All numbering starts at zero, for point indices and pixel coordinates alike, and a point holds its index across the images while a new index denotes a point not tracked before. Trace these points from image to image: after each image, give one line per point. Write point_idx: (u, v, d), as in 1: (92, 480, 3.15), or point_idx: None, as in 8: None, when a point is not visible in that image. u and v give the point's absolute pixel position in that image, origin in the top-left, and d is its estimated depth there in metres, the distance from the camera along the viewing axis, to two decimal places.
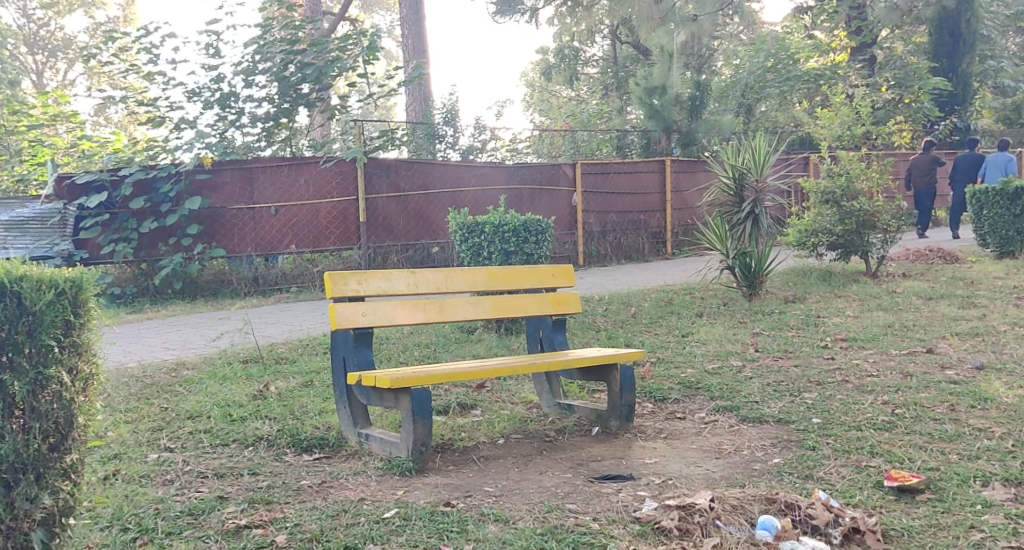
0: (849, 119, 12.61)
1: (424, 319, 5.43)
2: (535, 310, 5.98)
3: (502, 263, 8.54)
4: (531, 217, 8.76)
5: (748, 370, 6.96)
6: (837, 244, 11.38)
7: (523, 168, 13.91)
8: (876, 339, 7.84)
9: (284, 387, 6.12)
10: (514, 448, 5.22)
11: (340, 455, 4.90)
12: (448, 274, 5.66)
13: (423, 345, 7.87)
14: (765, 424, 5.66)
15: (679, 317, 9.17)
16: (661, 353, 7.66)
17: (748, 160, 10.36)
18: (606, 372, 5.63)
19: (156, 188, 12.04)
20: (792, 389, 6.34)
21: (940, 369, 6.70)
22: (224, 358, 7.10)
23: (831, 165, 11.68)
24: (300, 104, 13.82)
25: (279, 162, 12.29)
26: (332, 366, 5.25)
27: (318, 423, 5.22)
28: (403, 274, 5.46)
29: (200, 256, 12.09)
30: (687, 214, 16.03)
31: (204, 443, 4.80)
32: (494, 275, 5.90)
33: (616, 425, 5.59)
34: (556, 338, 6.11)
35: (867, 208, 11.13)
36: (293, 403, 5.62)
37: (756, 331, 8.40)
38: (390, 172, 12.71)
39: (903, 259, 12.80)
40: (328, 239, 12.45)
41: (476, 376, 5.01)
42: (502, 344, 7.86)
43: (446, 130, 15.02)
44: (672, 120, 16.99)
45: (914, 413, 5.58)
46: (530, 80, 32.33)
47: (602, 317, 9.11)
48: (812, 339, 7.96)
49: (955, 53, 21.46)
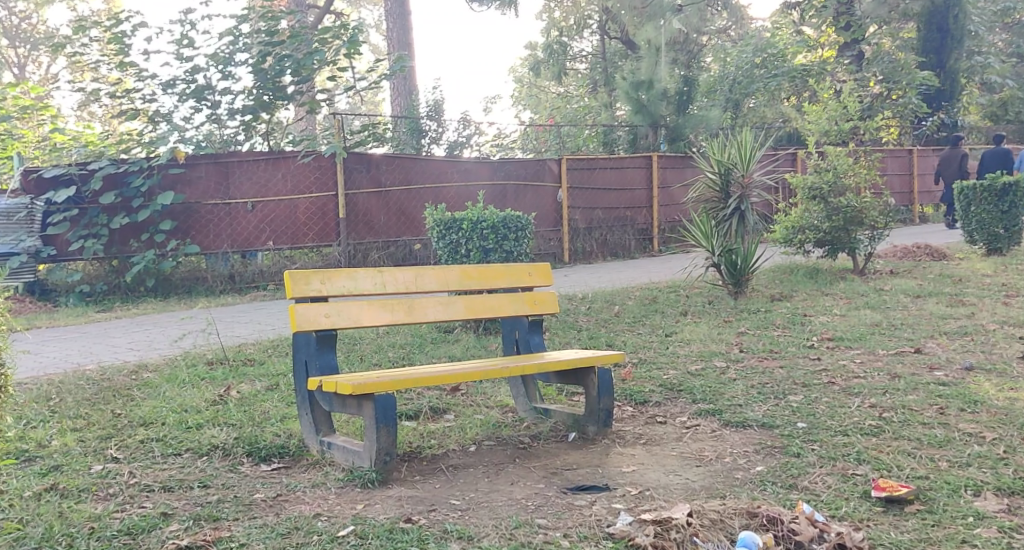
0: (837, 114, 12.41)
1: (391, 320, 5.18)
2: (510, 309, 5.73)
3: (481, 261, 8.28)
4: (510, 213, 8.51)
5: (732, 371, 6.74)
6: (824, 241, 11.16)
7: (507, 164, 13.66)
8: (863, 338, 7.63)
9: (246, 391, 5.89)
10: (485, 456, 4.98)
11: (300, 464, 4.67)
12: (417, 274, 5.42)
13: (397, 345, 7.61)
14: (748, 428, 5.42)
15: (662, 316, 8.96)
16: (643, 354, 7.42)
17: (734, 155, 10.10)
18: (583, 375, 5.39)
19: (126, 182, 11.72)
20: (777, 392, 6.12)
21: (929, 371, 6.48)
22: (188, 360, 6.87)
23: (819, 160, 11.48)
24: (279, 97, 13.51)
25: (255, 157, 12.01)
26: (294, 370, 5.00)
27: (279, 431, 5.00)
28: (370, 273, 5.21)
29: (173, 252, 11.80)
30: (673, 210, 15.85)
31: (155, 453, 4.60)
32: (468, 274, 5.65)
33: (593, 431, 5.34)
34: (532, 340, 5.86)
35: (855, 204, 10.94)
36: (254, 410, 5.42)
37: (740, 331, 8.18)
38: (369, 167, 12.42)
39: (891, 255, 12.60)
40: (306, 236, 12.16)
41: (445, 381, 4.76)
42: (479, 345, 7.62)
43: (429, 125, 14.74)
44: (659, 116, 16.79)
45: (903, 417, 5.34)
46: (518, 75, 32.01)
47: (584, 316, 8.88)
48: (798, 339, 7.74)
49: (943, 49, 21.26)
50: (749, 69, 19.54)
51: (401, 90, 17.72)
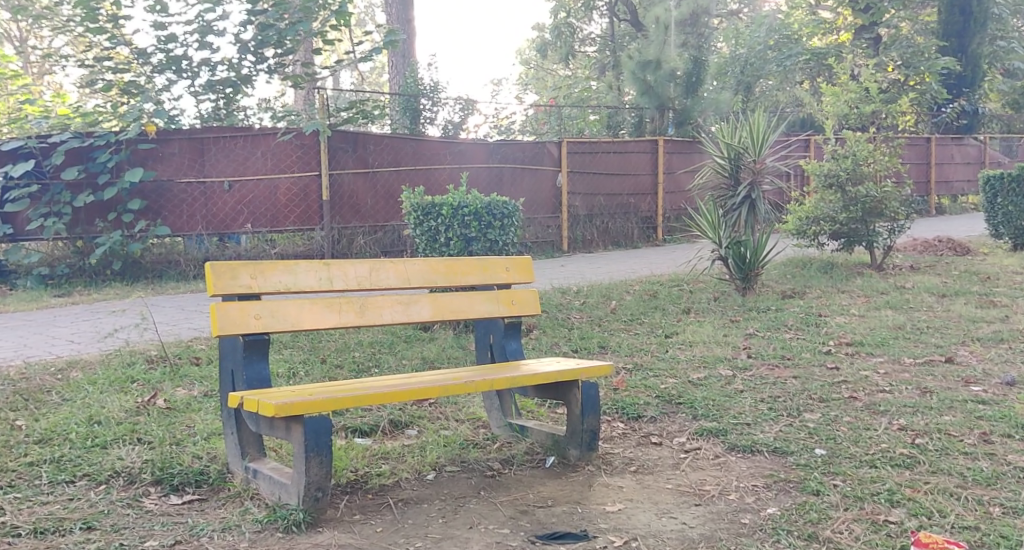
0: (856, 96, 11.45)
1: (338, 322, 4.42)
2: (483, 309, 4.94)
3: (462, 251, 7.47)
4: (495, 199, 7.72)
5: (739, 381, 5.93)
6: (840, 233, 10.33)
7: (504, 146, 12.90)
8: (886, 343, 6.82)
9: (179, 400, 5.15)
10: (446, 486, 4.21)
11: (217, 497, 3.92)
12: (374, 268, 4.63)
13: (366, 344, 6.82)
14: (757, 455, 4.62)
15: (663, 314, 8.16)
16: (638, 359, 6.60)
17: (744, 137, 9.24)
18: (564, 389, 4.59)
19: (93, 157, 10.93)
20: (790, 408, 5.30)
21: (964, 385, 5.65)
22: (124, 360, 6.11)
23: (836, 146, 10.60)
24: (261, 69, 12.68)
25: (232, 134, 11.21)
26: (220, 382, 4.26)
27: (200, 453, 4.26)
28: (314, 267, 4.43)
29: (142, 234, 11.02)
30: (678, 197, 15.01)
31: (42, 480, 3.89)
32: (436, 268, 4.86)
33: (576, 455, 4.56)
34: (508, 346, 5.06)
35: (875, 193, 10.07)
36: (181, 423, 4.67)
37: (749, 332, 7.37)
38: (356, 147, 11.59)
39: (910, 249, 11.73)
40: (287, 219, 11.37)
41: (395, 399, 3.98)
42: (456, 345, 6.81)
43: (427, 105, 13.89)
44: (666, 97, 15.96)
45: (940, 445, 4.51)
46: (526, 56, 30.83)
47: (577, 313, 8.06)
48: (812, 343, 6.92)
49: (965, 32, 20.03)
50: (762, 50, 18.49)
51: (399, 65, 16.67)
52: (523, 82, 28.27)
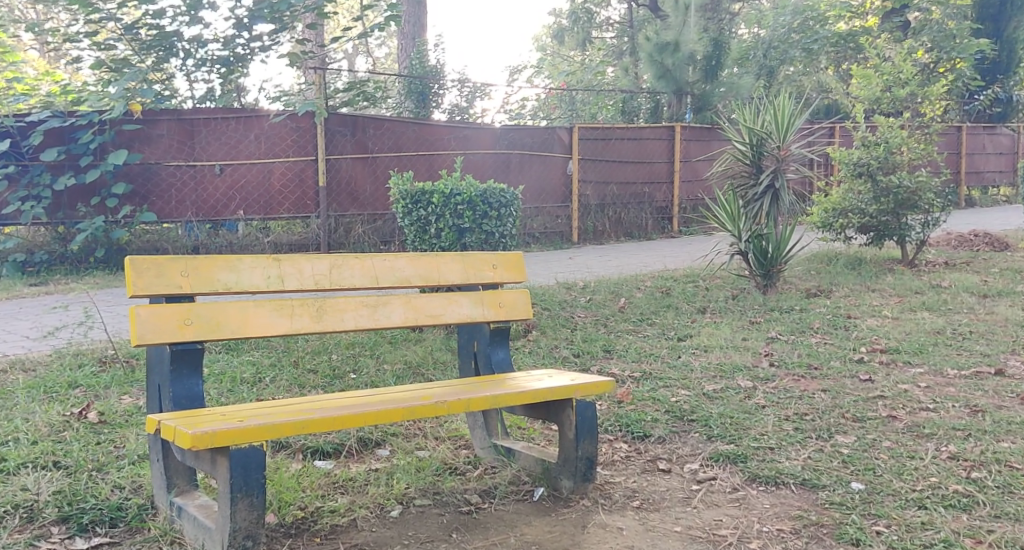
0: (889, 78, 10.59)
1: (290, 328, 3.80)
2: (466, 312, 4.26)
3: (454, 243, 6.79)
4: (492, 187, 7.06)
5: (760, 395, 5.22)
6: (870, 227, 9.55)
7: (511, 131, 12.15)
8: (926, 351, 6.06)
9: (119, 413, 4.53)
10: (410, 527, 3.59)
11: (133, 540, 3.35)
12: (335, 264, 3.96)
13: (346, 344, 6.16)
14: (782, 488, 3.93)
15: (677, 313, 7.47)
16: (647, 367, 5.90)
17: (769, 121, 8.50)
18: (556, 408, 3.92)
19: (75, 138, 10.16)
20: (820, 429, 4.58)
21: (1021, 404, 4.92)
22: (73, 363, 5.48)
23: (867, 132, 9.79)
24: (256, 47, 12.02)
25: (224, 115, 10.48)
26: (148, 397, 3.66)
27: (121, 483, 3.69)
28: (261, 264, 3.79)
29: (127, 220, 10.27)
30: (696, 186, 14.23)
31: None
32: (411, 263, 4.19)
33: (568, 488, 3.88)
34: (494, 355, 4.37)
35: (908, 183, 9.27)
36: (110, 445, 4.08)
37: (771, 336, 6.67)
38: (355, 130, 10.91)
39: (944, 243, 10.94)
40: (281, 206, 10.68)
41: (346, 424, 3.32)
42: (445, 347, 6.14)
43: (434, 88, 13.10)
44: (684, 81, 15.14)
45: (1002, 481, 3.80)
46: (543, 42, 29.96)
47: (581, 312, 7.37)
48: (842, 350, 6.18)
49: (1000, 16, 19.17)
50: (786, 33, 17.51)
51: (408, 42, 15.86)
52: (539, 64, 27.40)
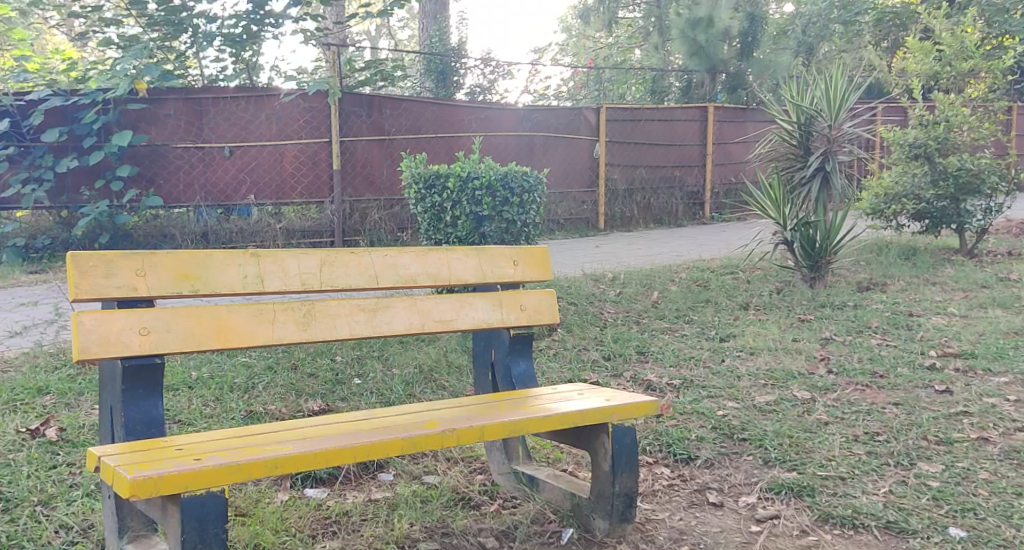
0: (946, 51, 9.75)
1: (271, 338, 3.17)
2: (482, 315, 3.62)
3: (472, 232, 6.14)
4: (514, 170, 6.42)
5: (821, 408, 4.54)
6: (925, 214, 8.79)
7: (535, 112, 11.34)
8: (1006, 356, 5.35)
9: (85, 429, 3.93)
10: None
11: None
12: (326, 260, 3.33)
13: (352, 344, 5.53)
14: (862, 533, 3.27)
15: (717, 309, 6.80)
16: (687, 372, 5.22)
17: (819, 98, 7.76)
18: (588, 434, 3.27)
19: (78, 117, 9.51)
20: (899, 454, 3.90)
21: None
22: (46, 365, 4.87)
23: (923, 110, 9.00)
24: (269, 22, 11.34)
25: (233, 94, 9.77)
26: (100, 419, 3.04)
27: (71, 523, 3.07)
28: (236, 260, 3.16)
29: (132, 204, 9.64)
30: (730, 170, 13.47)
31: None
32: (417, 258, 3.55)
33: (602, 529, 3.24)
34: (515, 367, 3.71)
35: (970, 165, 8.49)
36: (66, 471, 3.48)
37: (825, 336, 5.97)
38: (370, 111, 10.20)
39: (1003, 231, 10.14)
40: (294, 190, 9.96)
41: (332, 461, 2.68)
42: (460, 348, 5.51)
43: (455, 66, 12.39)
44: (719, 59, 14.34)
45: None
46: (567, 23, 29.03)
47: (611, 307, 6.70)
48: (908, 354, 5.48)
49: None
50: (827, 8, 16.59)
51: (429, 20, 15.13)
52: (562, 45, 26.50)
